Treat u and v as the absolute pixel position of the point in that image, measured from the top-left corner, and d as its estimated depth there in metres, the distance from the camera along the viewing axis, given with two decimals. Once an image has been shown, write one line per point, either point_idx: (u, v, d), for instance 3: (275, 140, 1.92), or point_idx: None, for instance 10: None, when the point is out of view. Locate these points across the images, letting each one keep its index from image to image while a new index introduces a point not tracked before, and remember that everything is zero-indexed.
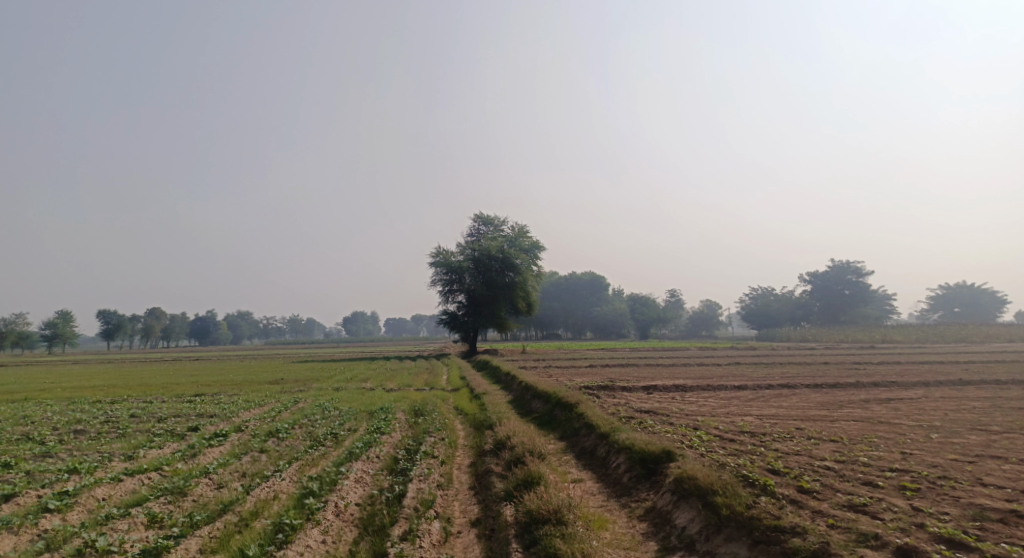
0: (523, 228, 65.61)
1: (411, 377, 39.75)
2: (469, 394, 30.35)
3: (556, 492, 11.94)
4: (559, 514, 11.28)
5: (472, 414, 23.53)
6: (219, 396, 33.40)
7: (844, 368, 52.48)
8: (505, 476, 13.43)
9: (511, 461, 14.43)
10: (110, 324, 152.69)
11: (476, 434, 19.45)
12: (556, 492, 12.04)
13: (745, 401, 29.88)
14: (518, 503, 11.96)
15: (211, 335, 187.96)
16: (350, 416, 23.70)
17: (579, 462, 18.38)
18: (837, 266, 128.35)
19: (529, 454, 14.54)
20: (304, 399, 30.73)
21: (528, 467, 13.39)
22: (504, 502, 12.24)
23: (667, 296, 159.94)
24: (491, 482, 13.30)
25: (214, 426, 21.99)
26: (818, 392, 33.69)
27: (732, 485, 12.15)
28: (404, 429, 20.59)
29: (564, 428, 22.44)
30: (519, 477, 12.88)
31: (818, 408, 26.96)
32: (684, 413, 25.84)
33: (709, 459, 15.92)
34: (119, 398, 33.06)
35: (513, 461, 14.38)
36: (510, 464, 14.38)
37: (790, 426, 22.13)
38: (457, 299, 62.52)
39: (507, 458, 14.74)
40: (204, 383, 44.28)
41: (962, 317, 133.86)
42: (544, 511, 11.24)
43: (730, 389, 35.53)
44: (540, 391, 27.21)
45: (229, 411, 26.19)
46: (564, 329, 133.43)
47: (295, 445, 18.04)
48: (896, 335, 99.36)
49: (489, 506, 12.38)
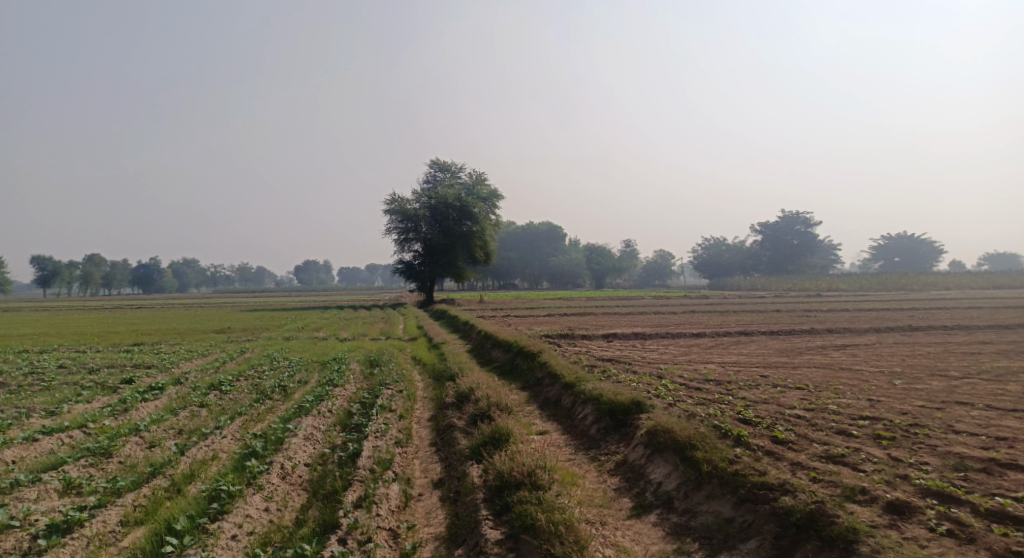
0: (480, 175, 63.90)
1: (365, 327, 38.54)
2: (425, 343, 29.32)
3: (525, 451, 11.09)
4: (530, 474, 10.46)
5: (430, 365, 22.57)
6: (160, 346, 31.74)
7: (796, 316, 53.04)
8: (469, 433, 12.52)
9: (474, 416, 13.53)
10: (48, 271, 146.58)
11: (435, 385, 18.49)
12: (525, 450, 11.16)
13: (704, 349, 29.57)
14: (484, 463, 11.08)
15: (156, 283, 182.42)
16: (299, 367, 22.47)
17: (543, 413, 17.65)
18: (786, 217, 130.37)
19: (494, 407, 13.65)
20: (252, 348, 29.26)
21: (495, 422, 12.48)
22: (469, 461, 11.38)
23: (621, 247, 160.61)
24: (454, 439, 12.39)
25: (150, 378, 20.55)
26: (775, 339, 33.70)
27: (711, 438, 11.44)
28: (358, 380, 19.50)
29: (526, 378, 21.69)
30: (485, 433, 11.96)
31: (778, 355, 26.74)
32: (645, 362, 25.32)
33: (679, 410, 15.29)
34: (50, 348, 31.10)
35: (477, 415, 13.46)
36: (472, 420, 13.48)
37: (754, 374, 21.71)
38: (412, 248, 61.00)
39: (471, 411, 13.86)
40: (145, 332, 42.30)
41: (902, 267, 137.96)
42: (516, 474, 10.38)
43: (689, 336, 35.26)
44: (500, 340, 26.40)
45: (168, 362, 24.65)
46: (520, 278, 133.13)
47: (239, 398, 16.81)
48: (841, 284, 101.80)
49: (453, 465, 11.50)
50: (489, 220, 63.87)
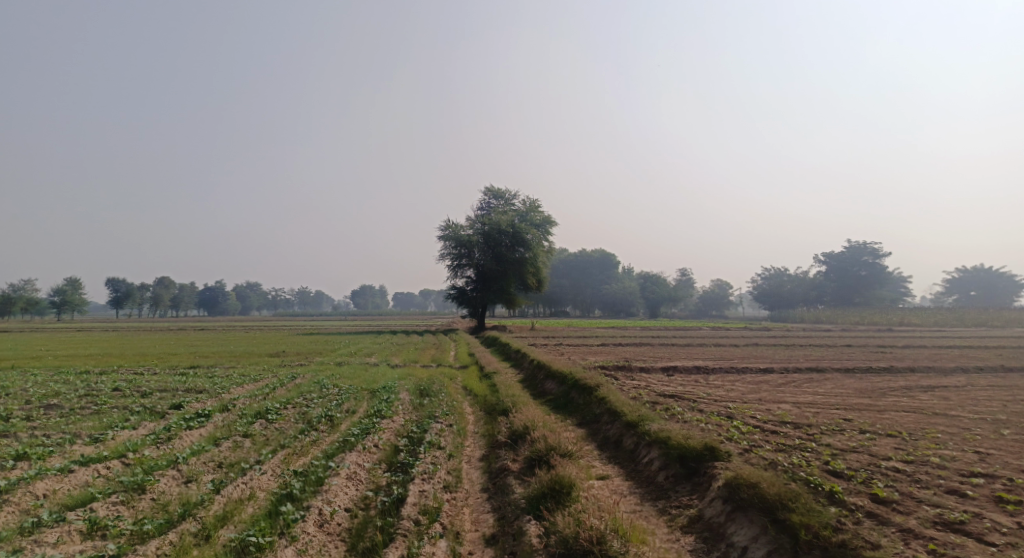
0: (534, 202, 63.07)
1: (417, 353, 37.78)
2: (477, 373, 28.30)
3: (590, 508, 9.91)
4: (599, 539, 9.28)
5: (483, 397, 21.51)
6: (214, 369, 31.54)
7: (869, 352, 50.12)
8: (526, 480, 11.39)
9: (531, 460, 12.39)
10: (118, 293, 151.71)
11: (488, 420, 17.40)
12: (590, 508, 9.95)
13: (775, 387, 27.72)
14: (544, 520, 9.94)
15: (220, 305, 186.94)
16: (349, 396, 21.67)
17: (603, 454, 16.36)
18: (853, 247, 125.42)
19: (553, 449, 12.47)
20: (303, 374, 28.70)
21: (554, 470, 11.30)
22: (527, 516, 10.24)
23: (678, 275, 157.25)
24: (510, 487, 11.28)
25: (199, 403, 20.01)
26: (850, 377, 31.47)
27: (806, 499, 10.02)
28: (407, 412, 18.56)
29: (583, 413, 20.40)
30: (543, 482, 10.81)
31: (857, 396, 24.73)
32: (711, 399, 23.76)
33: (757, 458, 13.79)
34: (108, 369, 31.25)
35: (534, 460, 12.32)
36: (529, 465, 12.34)
37: (835, 417, 19.95)
38: (465, 274, 60.44)
39: (527, 453, 12.71)
40: (204, 354, 42.52)
41: (978, 301, 131.00)
42: (582, 541, 9.23)
43: (755, 371, 33.31)
44: (555, 371, 25.19)
45: (218, 387, 24.21)
46: (574, 306, 131.36)
47: (285, 429, 16.01)
48: (914, 318, 96.82)
49: (509, 519, 10.38)
50: (543, 247, 62.86)
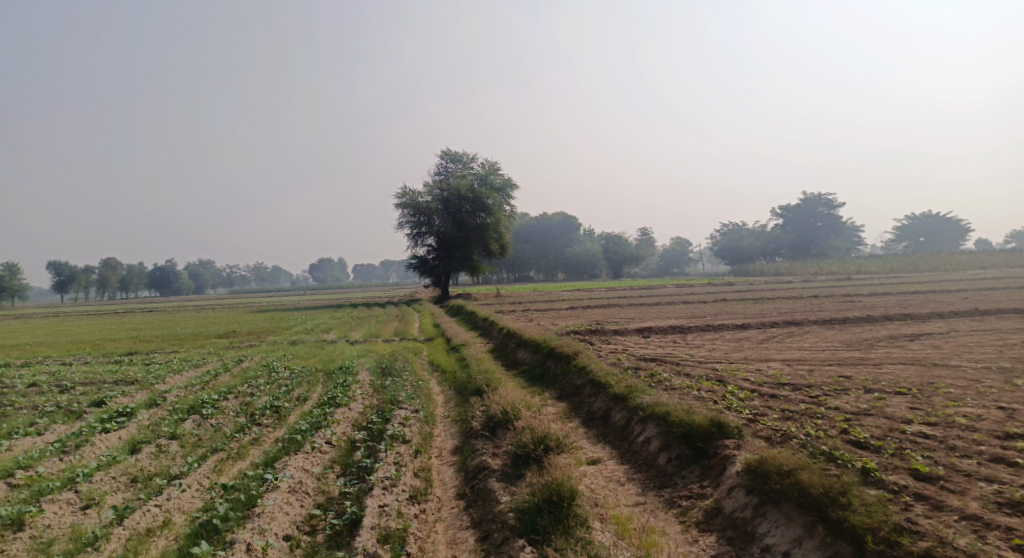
0: (493, 165, 60.54)
1: (378, 327, 35.49)
2: (443, 346, 26.21)
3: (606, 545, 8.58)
4: None
5: (451, 373, 19.51)
6: (154, 356, 28.79)
7: (838, 302, 49.28)
8: (512, 487, 9.77)
9: (515, 458, 10.63)
10: (64, 276, 145.34)
11: (460, 402, 15.42)
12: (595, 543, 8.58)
13: (757, 344, 26.24)
14: (542, 546, 8.60)
15: (172, 285, 180.91)
16: (300, 380, 19.38)
17: (590, 432, 14.56)
18: (808, 199, 125.75)
19: (541, 442, 10.71)
20: (252, 357, 26.22)
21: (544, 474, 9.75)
22: (518, 541, 8.75)
23: (638, 235, 156.66)
24: (494, 496, 9.70)
25: (126, 398, 17.58)
26: (830, 329, 30.20)
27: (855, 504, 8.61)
28: (366, 396, 16.41)
29: (562, 386, 18.61)
30: (537, 495, 9.31)
31: (846, 349, 23.25)
32: (696, 361, 22.16)
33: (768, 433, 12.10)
34: (34, 361, 28.35)
35: (519, 458, 10.57)
36: (515, 463, 10.59)
37: (832, 374, 18.36)
38: (425, 242, 57.97)
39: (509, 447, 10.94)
40: (148, 338, 39.69)
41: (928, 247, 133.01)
42: None
43: (732, 328, 31.87)
44: (527, 340, 23.30)
45: (153, 377, 21.60)
46: (536, 270, 129.78)
47: (222, 425, 13.78)
48: (871, 266, 97.54)
49: (497, 547, 8.83)
50: (504, 211, 60.58)
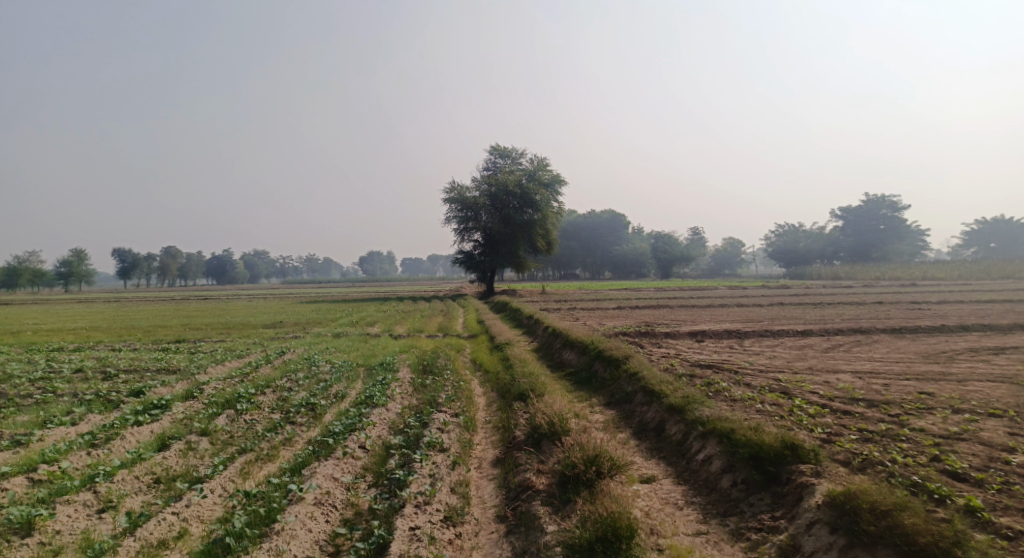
0: (543, 161, 59.44)
1: (422, 322, 34.77)
2: (488, 343, 25.27)
3: None
4: None
5: (495, 374, 18.57)
6: (199, 345, 28.51)
7: (904, 309, 46.79)
8: (566, 520, 8.91)
9: (563, 479, 9.77)
10: (126, 263, 149.57)
11: (503, 407, 14.47)
12: None
13: (821, 352, 24.62)
14: None
15: (228, 274, 184.92)
16: (340, 376, 18.65)
17: (643, 446, 13.43)
18: (870, 201, 120.91)
19: (592, 463, 9.83)
20: (295, 349, 25.70)
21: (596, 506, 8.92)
22: None
23: (689, 234, 153.44)
24: (541, 526, 8.86)
25: (164, 389, 17.09)
26: (900, 339, 28.28)
27: None
28: (406, 396, 15.57)
29: (610, 392, 17.50)
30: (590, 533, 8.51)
31: (921, 362, 21.51)
32: (756, 370, 20.76)
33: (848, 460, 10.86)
34: (83, 346, 28.35)
35: (567, 481, 9.75)
36: (563, 486, 9.74)
37: (911, 391, 16.83)
38: (473, 237, 57.32)
39: (557, 467, 10.01)
40: (197, 326, 39.82)
41: (998, 254, 126.77)
42: None
43: (792, 335, 30.17)
44: (574, 340, 22.19)
45: (194, 367, 21.14)
46: (584, 268, 128.11)
47: (255, 423, 13.08)
48: (937, 272, 93.17)
49: None
50: (553, 208, 59.44)
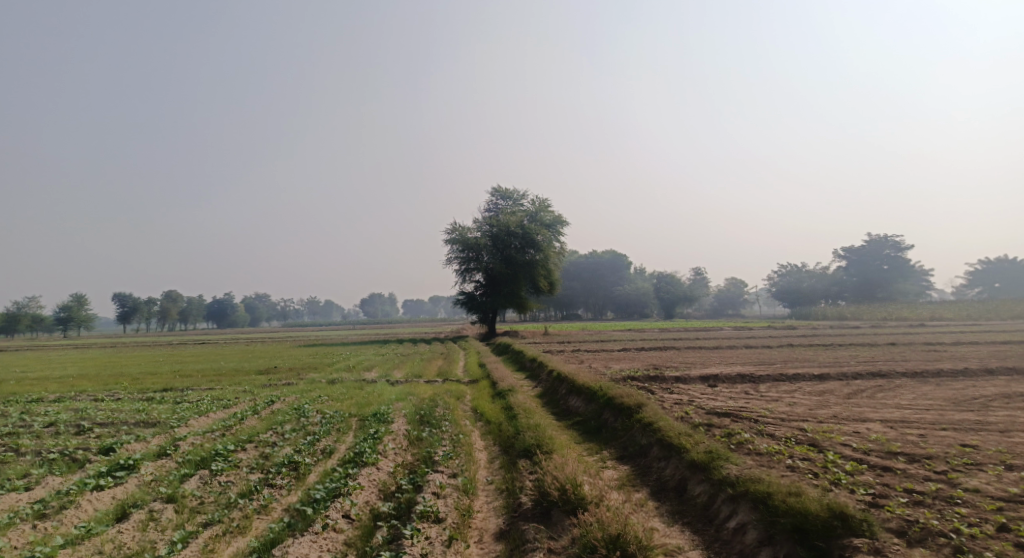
0: (544, 202, 58.58)
1: (422, 367, 33.29)
2: (490, 390, 23.88)
3: None
4: None
5: (498, 425, 17.20)
6: (187, 394, 27.07)
7: (920, 351, 45.15)
8: None
9: None
10: (127, 307, 148.32)
11: (507, 465, 13.13)
12: None
13: (844, 398, 23.14)
14: None
15: (228, 317, 183.23)
16: (329, 428, 17.24)
17: (664, 509, 12.02)
18: (873, 240, 119.28)
19: (615, 544, 9.18)
20: (286, 397, 24.29)
21: None
22: None
23: (692, 275, 152.29)
24: None
25: (138, 445, 15.68)
26: (925, 383, 26.77)
27: None
28: (400, 453, 14.20)
29: (623, 444, 16.14)
30: None
31: (955, 410, 20.01)
32: (778, 418, 19.31)
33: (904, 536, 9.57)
34: (66, 396, 26.94)
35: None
36: None
37: (953, 443, 15.38)
38: (474, 278, 56.21)
39: (573, 550, 9.32)
40: (189, 372, 38.37)
41: (1004, 293, 125.07)
42: None
43: (810, 379, 28.67)
44: (581, 386, 20.82)
45: (175, 419, 19.71)
46: (586, 309, 126.67)
47: (229, 486, 11.71)
48: (945, 312, 91.47)
49: None
50: (555, 249, 58.37)
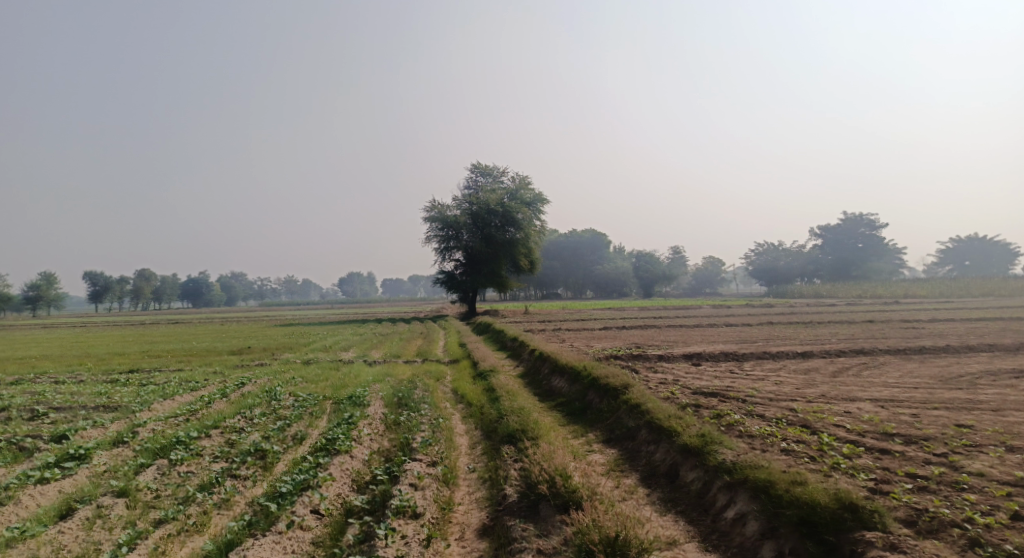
0: (524, 179, 57.56)
1: (400, 346, 32.41)
2: (470, 370, 23.09)
3: None
4: None
5: (480, 408, 16.42)
6: (153, 375, 25.95)
7: (898, 328, 45.05)
8: None
9: None
10: (99, 286, 145.29)
11: (490, 452, 12.37)
12: None
13: (831, 377, 22.66)
14: None
15: (204, 296, 180.34)
16: (301, 412, 16.35)
17: (655, 497, 11.35)
18: (850, 219, 119.65)
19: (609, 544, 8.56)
20: (258, 379, 23.31)
21: None
22: None
23: (670, 253, 152.42)
24: None
25: (95, 432, 14.68)
26: (909, 361, 26.42)
27: None
28: (376, 439, 13.35)
29: (609, 427, 15.46)
30: None
31: (945, 388, 19.57)
32: (767, 398, 18.75)
33: (915, 527, 8.94)
34: (26, 379, 25.69)
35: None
36: None
37: (949, 423, 14.88)
38: (453, 256, 55.27)
39: (563, 551, 8.71)
40: (159, 353, 37.13)
41: (975, 271, 126.57)
42: None
43: (794, 357, 28.21)
44: (564, 366, 20.07)
45: (138, 403, 18.67)
46: (565, 287, 126.27)
47: (188, 478, 10.83)
48: (920, 290, 92.19)
49: None
50: (535, 227, 57.48)
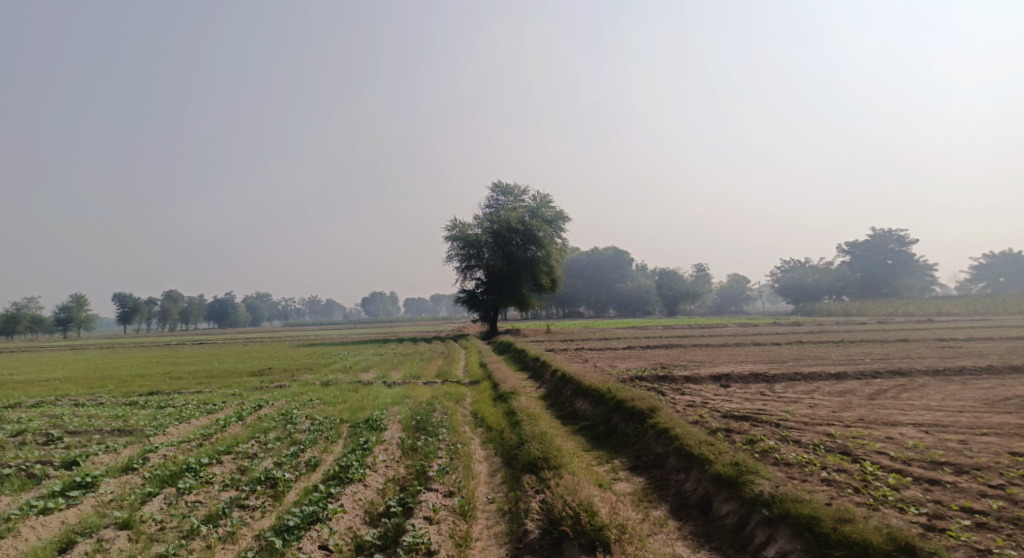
0: (546, 198, 57.10)
1: (420, 367, 31.87)
2: (490, 392, 22.45)
3: None
4: None
5: (500, 433, 15.78)
6: (171, 398, 25.66)
7: (934, 346, 43.61)
8: None
9: None
10: (127, 307, 147.01)
11: (511, 480, 11.74)
12: None
13: (868, 400, 21.67)
14: None
15: (229, 317, 181.89)
16: (316, 436, 15.83)
17: (687, 532, 10.64)
18: (878, 235, 117.42)
19: None
20: (275, 401, 22.87)
21: None
22: None
23: (695, 271, 150.80)
24: None
25: (105, 458, 14.25)
26: (949, 382, 25.30)
27: None
28: (391, 466, 12.79)
29: (635, 453, 14.75)
30: None
31: (991, 412, 18.55)
32: (802, 422, 17.86)
33: None
34: (46, 401, 25.49)
35: None
36: None
37: (1001, 450, 13.95)
38: (475, 276, 54.84)
39: None
40: (180, 375, 36.99)
41: (1010, 287, 123.48)
42: None
43: (827, 378, 27.19)
44: (588, 388, 19.37)
45: (152, 427, 18.27)
46: (588, 306, 125.26)
47: (194, 509, 10.33)
48: (952, 308, 89.92)
49: None
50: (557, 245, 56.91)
